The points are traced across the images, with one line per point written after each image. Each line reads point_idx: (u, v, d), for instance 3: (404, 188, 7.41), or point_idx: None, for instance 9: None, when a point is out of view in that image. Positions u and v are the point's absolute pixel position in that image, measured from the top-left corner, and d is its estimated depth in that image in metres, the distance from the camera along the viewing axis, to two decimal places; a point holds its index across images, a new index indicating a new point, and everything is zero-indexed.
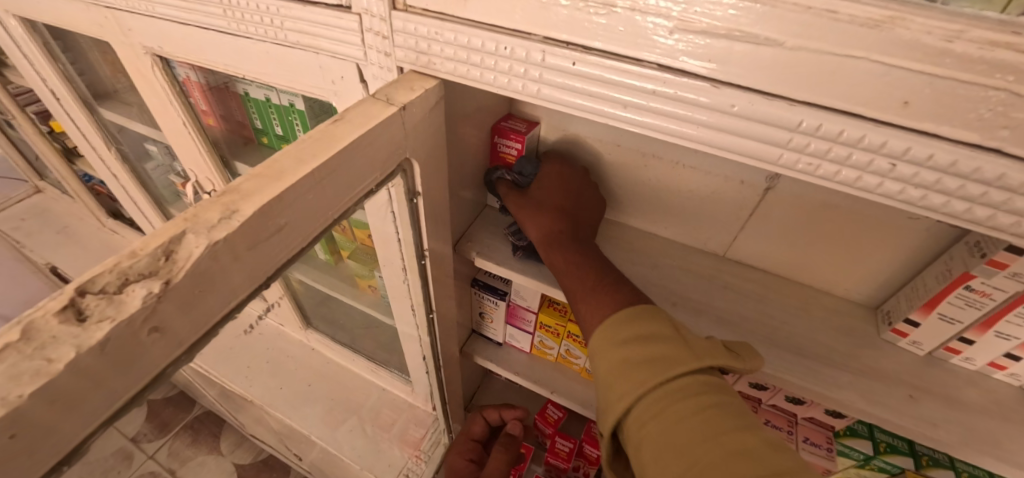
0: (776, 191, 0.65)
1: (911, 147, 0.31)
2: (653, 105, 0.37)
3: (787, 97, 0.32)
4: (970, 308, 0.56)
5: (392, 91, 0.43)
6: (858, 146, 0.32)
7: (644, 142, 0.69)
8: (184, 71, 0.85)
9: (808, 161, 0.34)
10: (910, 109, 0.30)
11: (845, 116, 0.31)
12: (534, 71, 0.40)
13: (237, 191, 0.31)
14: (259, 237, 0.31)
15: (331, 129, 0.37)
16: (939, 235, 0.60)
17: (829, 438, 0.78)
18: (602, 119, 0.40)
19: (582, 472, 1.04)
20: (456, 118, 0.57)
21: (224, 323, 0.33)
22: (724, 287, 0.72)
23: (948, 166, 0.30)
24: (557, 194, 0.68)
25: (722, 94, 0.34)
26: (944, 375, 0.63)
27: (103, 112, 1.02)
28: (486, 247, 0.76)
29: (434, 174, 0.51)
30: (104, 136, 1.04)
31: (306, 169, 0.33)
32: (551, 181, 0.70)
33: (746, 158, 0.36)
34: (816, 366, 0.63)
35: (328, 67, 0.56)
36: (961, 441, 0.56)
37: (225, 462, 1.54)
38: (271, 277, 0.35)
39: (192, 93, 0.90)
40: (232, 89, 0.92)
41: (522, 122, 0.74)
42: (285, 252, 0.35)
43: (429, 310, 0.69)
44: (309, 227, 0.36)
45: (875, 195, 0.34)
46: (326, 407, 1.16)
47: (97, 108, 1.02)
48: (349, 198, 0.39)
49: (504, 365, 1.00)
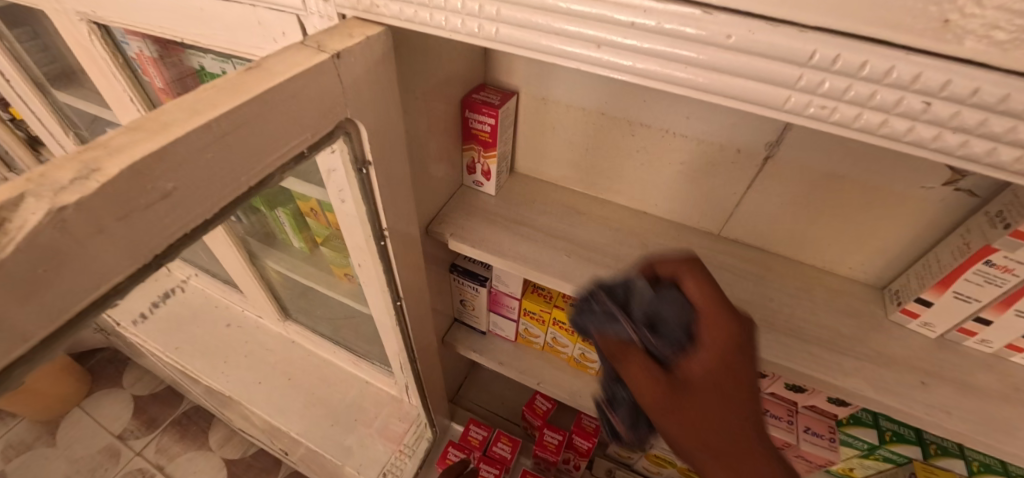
0: (775, 161, 0.59)
1: (951, 80, 0.24)
2: (630, 41, 0.30)
3: (795, 22, 0.26)
4: (989, 285, 0.50)
5: (325, 38, 0.37)
6: (884, 82, 0.26)
7: (630, 107, 0.62)
8: (133, 44, 0.77)
9: (822, 103, 0.27)
10: (952, 30, 0.23)
11: (867, 42, 0.25)
12: (490, 8, 0.33)
13: (104, 147, 0.25)
14: (133, 205, 0.26)
15: (240, 79, 0.31)
16: (956, 205, 0.54)
17: (830, 428, 0.71)
18: (573, 64, 0.33)
19: (572, 464, 0.99)
20: (413, 79, 0.50)
21: (97, 306, 0.27)
22: (720, 268, 0.66)
23: (997, 103, 0.24)
24: (743, 405, 0.39)
25: (715, 22, 0.27)
26: (957, 358, 0.57)
27: (59, 96, 0.89)
28: (461, 228, 0.70)
29: (385, 141, 0.45)
30: (66, 125, 0.93)
31: (199, 122, 0.27)
32: (724, 374, 0.39)
33: (742, 104, 0.30)
34: (819, 352, 0.57)
35: (268, 25, 0.50)
36: (978, 431, 0.51)
37: (214, 457, 1.37)
38: (165, 254, 0.30)
39: (145, 70, 0.81)
40: (187, 64, 0.83)
41: (496, 94, 0.67)
42: (178, 225, 0.29)
43: (396, 298, 0.63)
44: (212, 195, 0.30)
45: (902, 144, 0.28)
46: (306, 402, 1.06)
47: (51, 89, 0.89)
48: (267, 163, 0.33)
49: (488, 356, 0.94)
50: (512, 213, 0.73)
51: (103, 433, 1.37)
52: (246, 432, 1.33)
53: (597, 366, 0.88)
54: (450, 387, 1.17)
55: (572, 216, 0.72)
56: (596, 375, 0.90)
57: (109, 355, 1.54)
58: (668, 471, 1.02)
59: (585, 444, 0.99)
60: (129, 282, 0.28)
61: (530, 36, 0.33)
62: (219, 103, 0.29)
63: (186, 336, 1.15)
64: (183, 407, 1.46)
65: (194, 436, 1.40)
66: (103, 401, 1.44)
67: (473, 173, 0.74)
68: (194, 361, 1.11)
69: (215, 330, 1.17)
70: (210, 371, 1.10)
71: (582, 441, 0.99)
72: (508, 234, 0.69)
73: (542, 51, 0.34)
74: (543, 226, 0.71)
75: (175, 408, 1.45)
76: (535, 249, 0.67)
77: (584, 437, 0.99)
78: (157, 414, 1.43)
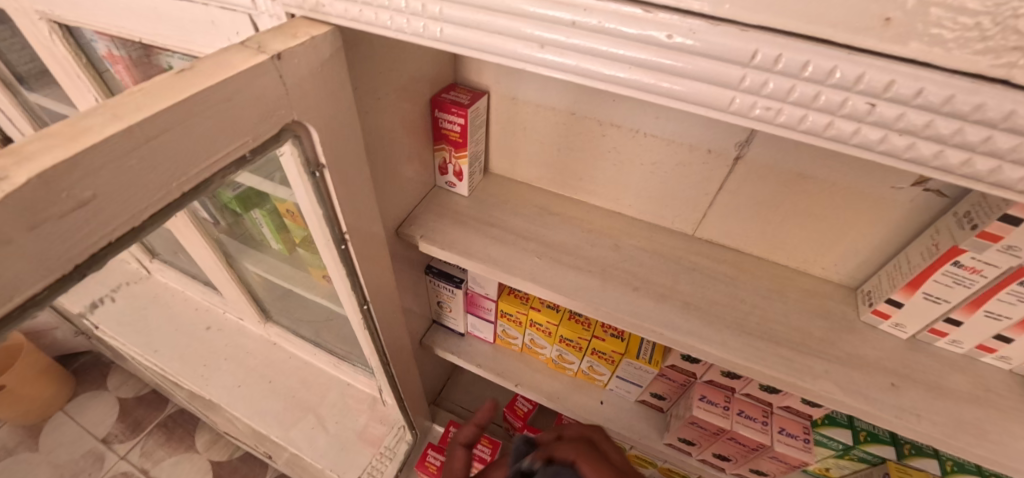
0: (746, 161, 0.58)
1: (894, 81, 0.24)
2: (572, 41, 0.29)
3: (734, 20, 0.25)
4: (958, 286, 0.50)
5: (268, 38, 0.36)
6: (827, 82, 0.25)
7: (599, 107, 0.62)
8: (102, 44, 0.69)
9: (767, 104, 0.27)
10: (894, 28, 0.23)
11: (808, 42, 0.24)
12: (433, 7, 0.32)
13: (14, 155, 0.24)
14: (45, 214, 0.24)
15: (170, 81, 0.30)
16: (926, 205, 0.53)
17: (806, 429, 0.70)
18: (518, 64, 0.32)
19: None
20: (371, 80, 0.49)
21: (10, 316, 0.26)
22: (692, 270, 0.66)
23: (941, 104, 0.24)
24: None
25: (656, 21, 0.26)
26: (928, 359, 0.57)
27: (31, 97, 0.79)
28: (431, 230, 0.69)
29: (340, 142, 0.44)
30: (38, 128, 0.83)
31: (118, 127, 0.26)
32: None
33: (688, 105, 0.29)
34: (790, 355, 0.57)
35: (221, 24, 0.48)
36: (947, 434, 0.51)
37: (201, 460, 1.33)
38: (88, 263, 0.29)
39: (116, 70, 0.73)
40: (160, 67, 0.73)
41: (466, 94, 0.66)
42: (99, 235, 0.28)
43: (363, 302, 0.62)
44: (138, 202, 0.29)
45: (848, 146, 0.27)
46: (284, 405, 1.01)
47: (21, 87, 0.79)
48: (199, 169, 0.32)
49: (465, 357, 0.93)
50: (483, 214, 0.71)
51: (87, 437, 1.33)
52: (233, 433, 1.27)
53: (575, 367, 0.87)
54: (431, 388, 1.16)
55: (545, 218, 0.71)
56: (575, 376, 0.90)
57: (93, 358, 1.50)
58: (649, 471, 1.01)
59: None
60: (46, 290, 0.27)
61: (473, 35, 0.32)
62: (141, 107, 0.27)
63: (164, 338, 1.10)
64: (168, 409, 1.42)
65: (180, 439, 1.36)
66: (87, 405, 1.40)
67: (445, 174, 0.73)
68: (173, 365, 1.06)
69: (193, 334, 1.12)
70: (189, 375, 1.05)
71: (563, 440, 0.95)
72: (479, 236, 0.68)
73: (487, 51, 0.33)
74: (515, 227, 0.70)
75: (160, 410, 1.41)
76: (506, 252, 0.66)
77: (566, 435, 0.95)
78: (144, 416, 1.39)
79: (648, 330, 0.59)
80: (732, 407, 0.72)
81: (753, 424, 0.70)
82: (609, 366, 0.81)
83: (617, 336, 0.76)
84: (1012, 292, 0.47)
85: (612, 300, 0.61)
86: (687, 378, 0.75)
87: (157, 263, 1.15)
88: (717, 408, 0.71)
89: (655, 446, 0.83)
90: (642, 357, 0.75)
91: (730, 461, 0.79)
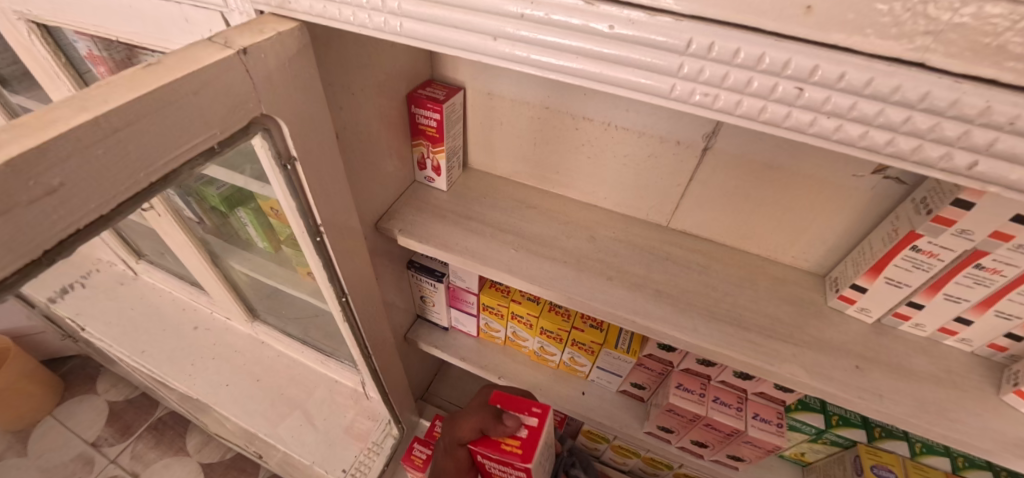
0: (715, 152, 0.60)
1: (819, 66, 0.26)
2: (525, 34, 0.31)
3: (672, 10, 0.27)
4: (917, 271, 0.51)
5: (235, 34, 0.36)
6: (757, 69, 0.27)
7: (572, 101, 0.63)
8: (83, 44, 0.68)
9: (704, 90, 0.29)
10: (815, 16, 0.25)
11: (739, 31, 0.26)
12: (391, 2, 0.34)
13: None
14: (12, 200, 0.25)
15: (137, 74, 0.30)
16: (885, 194, 0.55)
17: (780, 414, 0.71)
18: (475, 57, 0.34)
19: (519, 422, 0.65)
20: (345, 75, 0.50)
21: None
22: (666, 259, 0.67)
23: (862, 87, 0.26)
24: None
25: (599, 13, 0.28)
26: (894, 342, 0.58)
27: (14, 99, 0.79)
28: (410, 224, 0.70)
29: (311, 135, 0.45)
30: None
31: (84, 117, 0.27)
32: None
33: (635, 93, 0.31)
34: (759, 340, 0.58)
35: (196, 22, 0.49)
36: (912, 414, 0.51)
37: (191, 463, 1.33)
38: (56, 250, 0.29)
39: (98, 71, 0.73)
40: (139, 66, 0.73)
41: (441, 89, 0.67)
42: (66, 222, 0.28)
43: (341, 294, 0.63)
44: (106, 192, 0.30)
45: (783, 130, 0.29)
46: (270, 402, 1.00)
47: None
48: (167, 160, 0.32)
49: (448, 351, 0.94)
50: (462, 208, 0.72)
51: (77, 441, 1.32)
52: (224, 435, 1.26)
53: (557, 359, 0.88)
54: (417, 384, 1.17)
55: (522, 211, 0.72)
56: (557, 368, 0.91)
57: (81, 362, 1.49)
58: (633, 461, 1.02)
59: (513, 446, 0.62)
60: (13, 276, 0.28)
61: (431, 29, 0.34)
62: (110, 99, 0.28)
63: (151, 339, 1.09)
64: (158, 411, 1.41)
65: (170, 441, 1.36)
66: (76, 409, 1.39)
67: (424, 169, 0.74)
68: (161, 365, 1.05)
69: (181, 334, 1.11)
70: (176, 374, 1.04)
71: (508, 421, 0.64)
72: (457, 229, 0.69)
73: (444, 44, 0.34)
74: (493, 220, 0.71)
75: (150, 413, 1.41)
76: (484, 244, 0.67)
77: (518, 407, 0.67)
78: (133, 420, 1.39)
79: (621, 318, 0.60)
80: (707, 394, 0.73)
81: (728, 410, 0.71)
82: (589, 357, 0.83)
83: (597, 327, 0.78)
84: (968, 275, 0.49)
85: (586, 288, 0.62)
86: (664, 367, 0.76)
87: (144, 264, 1.14)
88: (693, 395, 0.73)
89: (636, 435, 0.84)
90: (621, 347, 0.76)
91: (707, 448, 0.80)
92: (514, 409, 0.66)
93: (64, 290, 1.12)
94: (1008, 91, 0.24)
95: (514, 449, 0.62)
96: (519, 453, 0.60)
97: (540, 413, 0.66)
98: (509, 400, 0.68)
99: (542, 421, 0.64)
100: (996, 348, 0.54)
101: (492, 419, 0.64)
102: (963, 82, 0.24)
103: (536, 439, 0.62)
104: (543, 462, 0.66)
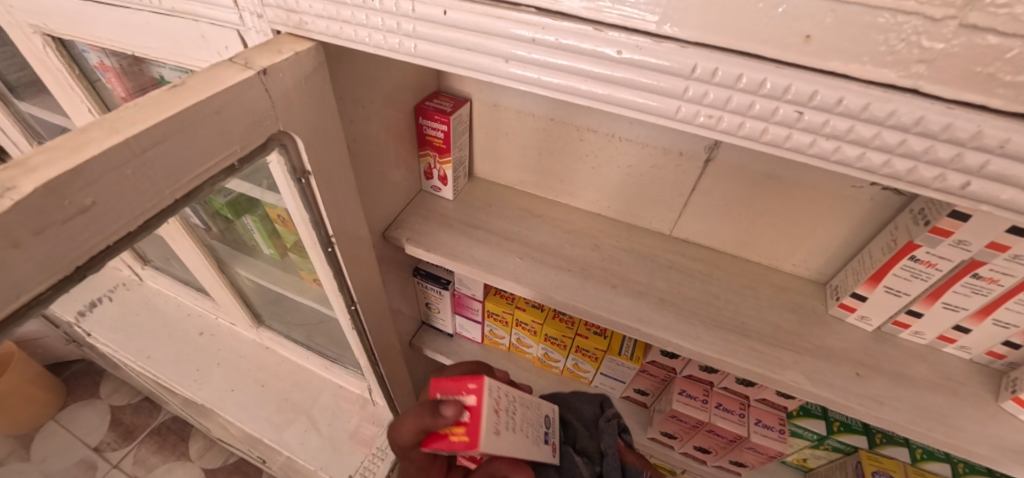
0: (716, 163, 0.61)
1: (817, 91, 0.27)
2: (536, 57, 0.32)
3: (675, 37, 0.28)
4: (916, 280, 0.52)
5: (254, 54, 0.38)
6: (759, 93, 0.28)
7: (576, 114, 0.65)
8: (95, 55, 0.69)
9: (708, 113, 0.30)
10: (814, 44, 0.26)
11: (744, 58, 0.27)
12: (406, 25, 0.35)
13: (21, 166, 0.26)
14: (49, 220, 0.26)
15: (164, 96, 0.32)
16: (885, 204, 0.56)
17: (781, 420, 0.72)
18: (486, 78, 0.36)
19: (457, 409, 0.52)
20: (357, 89, 0.52)
21: (18, 315, 0.29)
22: (668, 267, 0.68)
23: (859, 111, 0.27)
24: None
25: (607, 38, 0.30)
26: (893, 350, 0.59)
27: (24, 107, 0.80)
28: (417, 233, 0.71)
29: (324, 148, 0.46)
30: (32, 138, 0.83)
31: (117, 139, 0.28)
32: None
33: (641, 114, 0.32)
34: (760, 347, 0.59)
35: (211, 38, 0.50)
36: (911, 420, 0.52)
37: (192, 468, 1.33)
38: (87, 266, 0.31)
39: (109, 80, 0.74)
40: (150, 76, 0.74)
41: (449, 101, 0.69)
42: (97, 239, 0.30)
43: (350, 303, 0.64)
44: (134, 209, 0.31)
45: (784, 150, 0.30)
46: (274, 407, 1.01)
47: (14, 99, 0.79)
48: (190, 178, 0.34)
49: (453, 357, 0.95)
50: (468, 217, 0.74)
51: (79, 446, 1.33)
52: (228, 439, 1.27)
53: (561, 365, 0.89)
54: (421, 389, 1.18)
55: (527, 220, 0.74)
56: (561, 374, 0.92)
57: (85, 366, 1.50)
58: None
59: (460, 435, 0.51)
60: (48, 290, 0.29)
61: (446, 50, 0.35)
62: (138, 121, 0.29)
63: (157, 344, 1.09)
64: (161, 416, 1.42)
65: (173, 446, 1.37)
66: (79, 414, 1.39)
67: (430, 179, 0.75)
68: (167, 371, 1.06)
69: (186, 339, 1.12)
70: (182, 380, 1.05)
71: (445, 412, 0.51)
72: (463, 238, 0.70)
73: (458, 65, 0.36)
74: (498, 229, 0.72)
75: (153, 418, 1.41)
76: (488, 252, 0.68)
77: (452, 389, 0.54)
78: (136, 425, 1.39)
79: (624, 325, 0.61)
80: (710, 400, 0.74)
81: (730, 416, 0.72)
82: (593, 363, 0.83)
83: (600, 334, 0.79)
84: (966, 284, 0.50)
85: (590, 297, 0.63)
86: (667, 374, 0.77)
87: (150, 270, 1.15)
88: (696, 401, 0.74)
89: (639, 441, 0.85)
90: (624, 354, 0.77)
91: (710, 453, 0.81)
92: (449, 392, 0.54)
93: (94, 303, 1.14)
94: (999, 116, 0.25)
95: (461, 439, 0.51)
96: (468, 443, 0.50)
97: (479, 388, 0.53)
98: (443, 381, 0.55)
99: (485, 400, 0.52)
100: (994, 356, 0.55)
101: (426, 414, 0.51)
102: (955, 108, 0.25)
103: (480, 422, 0.50)
104: (519, 431, 0.55)
